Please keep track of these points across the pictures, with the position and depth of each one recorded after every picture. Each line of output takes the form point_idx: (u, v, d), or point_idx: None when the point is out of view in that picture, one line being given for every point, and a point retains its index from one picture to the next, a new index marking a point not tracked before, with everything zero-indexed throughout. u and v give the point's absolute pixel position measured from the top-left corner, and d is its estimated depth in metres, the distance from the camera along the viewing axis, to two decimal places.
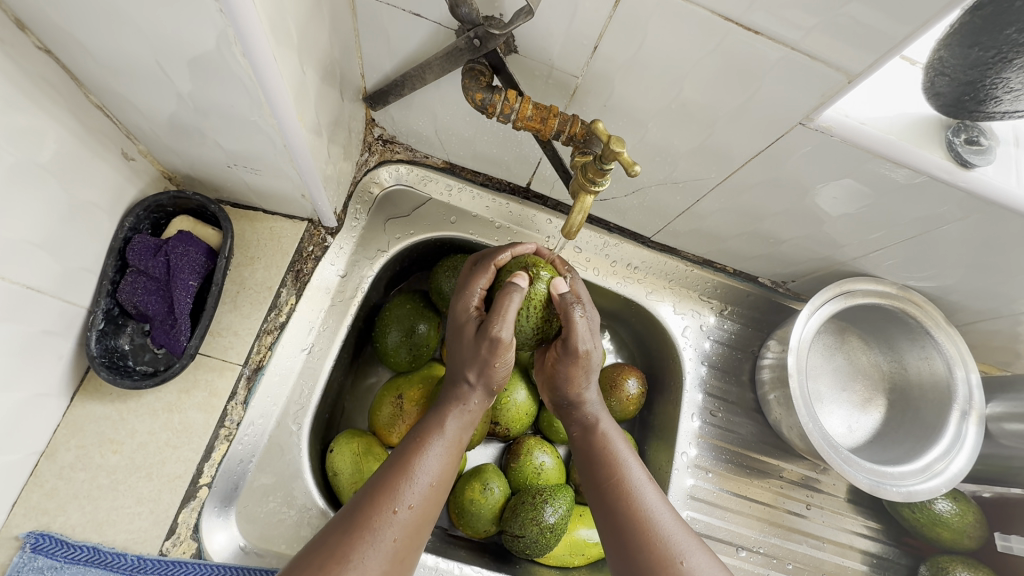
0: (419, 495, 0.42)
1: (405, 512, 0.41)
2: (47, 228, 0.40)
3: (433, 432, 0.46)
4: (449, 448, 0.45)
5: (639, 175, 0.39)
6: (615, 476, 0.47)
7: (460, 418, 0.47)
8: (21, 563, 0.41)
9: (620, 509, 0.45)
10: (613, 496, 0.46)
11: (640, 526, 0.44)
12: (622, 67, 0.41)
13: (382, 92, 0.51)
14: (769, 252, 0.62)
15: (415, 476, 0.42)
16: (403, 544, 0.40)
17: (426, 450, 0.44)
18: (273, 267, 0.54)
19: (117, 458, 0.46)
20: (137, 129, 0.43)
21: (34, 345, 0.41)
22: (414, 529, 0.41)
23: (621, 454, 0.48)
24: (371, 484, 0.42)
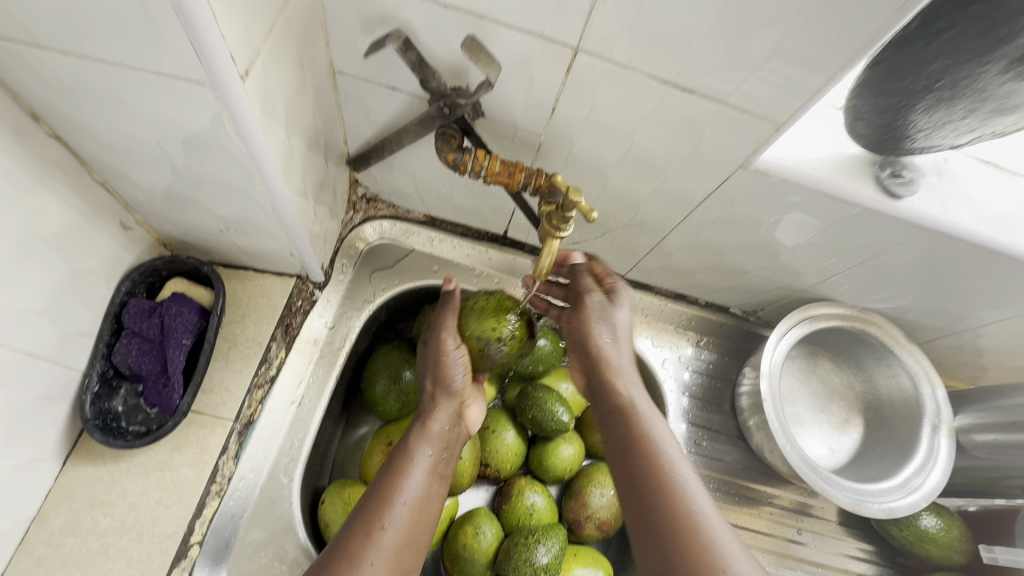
0: (398, 519, 0.47)
1: (388, 535, 0.46)
2: (49, 297, 0.41)
3: (407, 460, 0.51)
4: (427, 469, 0.51)
5: (597, 220, 0.42)
6: (651, 464, 0.44)
7: (433, 436, 0.53)
8: None
9: (670, 514, 0.41)
10: (648, 482, 0.43)
11: (680, 523, 0.40)
12: (578, 125, 0.46)
13: (365, 154, 0.55)
14: (737, 283, 0.65)
15: (392, 503, 0.48)
16: (388, 568, 0.45)
17: (404, 475, 0.50)
18: (263, 322, 0.56)
19: (107, 521, 0.46)
20: (137, 201, 0.46)
21: (31, 410, 0.42)
22: (399, 552, 0.46)
23: (663, 442, 0.46)
24: (351, 518, 0.47)
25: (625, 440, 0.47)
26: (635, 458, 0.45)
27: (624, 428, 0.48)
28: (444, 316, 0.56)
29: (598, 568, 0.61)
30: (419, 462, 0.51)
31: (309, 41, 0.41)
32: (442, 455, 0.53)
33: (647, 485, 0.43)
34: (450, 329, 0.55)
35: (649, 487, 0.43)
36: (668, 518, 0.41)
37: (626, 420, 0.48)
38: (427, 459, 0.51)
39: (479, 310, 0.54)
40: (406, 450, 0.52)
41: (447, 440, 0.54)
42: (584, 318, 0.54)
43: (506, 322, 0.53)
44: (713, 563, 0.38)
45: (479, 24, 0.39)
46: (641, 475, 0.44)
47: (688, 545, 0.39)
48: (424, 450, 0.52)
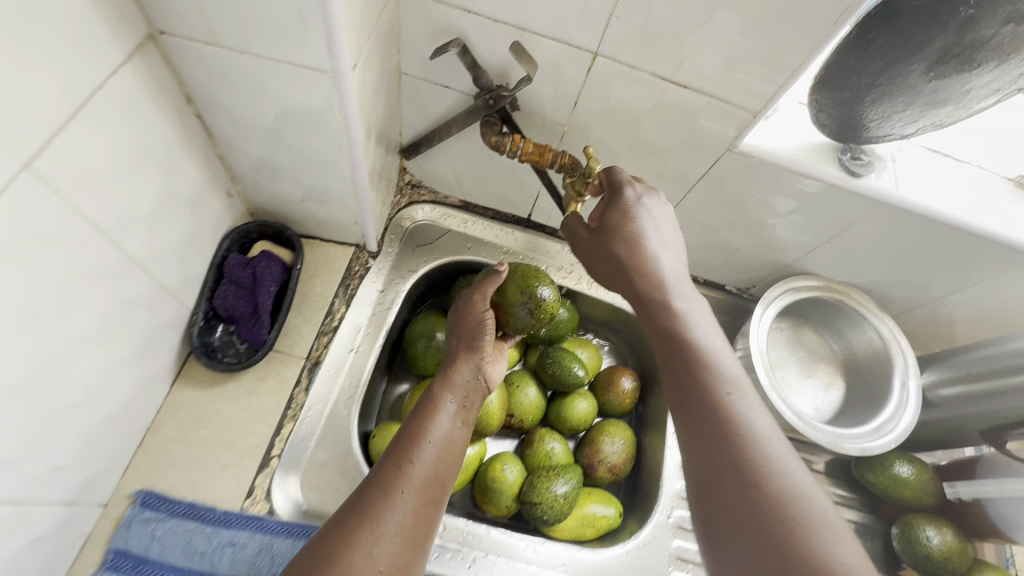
0: (427, 456, 0.48)
1: (418, 467, 0.46)
2: (180, 244, 0.52)
3: (433, 407, 0.53)
4: (452, 415, 0.53)
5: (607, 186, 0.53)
6: (695, 373, 0.43)
7: (456, 387, 0.56)
8: (133, 515, 0.51)
9: (716, 425, 0.39)
10: (694, 393, 0.42)
11: (726, 433, 0.39)
12: (596, 116, 0.57)
13: (415, 144, 0.67)
14: (730, 260, 0.76)
15: (422, 441, 0.49)
16: (417, 499, 0.44)
17: (433, 418, 0.52)
18: (328, 281, 0.67)
19: (207, 433, 0.56)
20: (242, 175, 0.57)
21: (158, 334, 0.53)
22: (428, 486, 0.46)
23: (711, 354, 0.44)
24: (385, 455, 0.48)
25: (670, 353, 0.45)
26: (683, 371, 0.43)
27: (674, 339, 0.46)
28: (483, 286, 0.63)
29: (609, 505, 0.68)
30: (444, 410, 0.53)
31: (388, 48, 0.53)
32: (465, 405, 0.55)
33: (694, 399, 0.41)
34: (488, 288, 0.63)
35: (693, 394, 0.42)
36: (713, 427, 0.39)
37: (674, 337, 0.46)
38: (450, 407, 0.54)
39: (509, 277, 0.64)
40: (432, 399, 0.54)
41: (467, 392, 0.57)
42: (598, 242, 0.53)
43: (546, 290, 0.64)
44: (755, 471, 0.36)
45: (522, 35, 0.50)
46: (689, 386, 0.43)
47: (732, 455, 0.37)
48: (448, 398, 0.54)
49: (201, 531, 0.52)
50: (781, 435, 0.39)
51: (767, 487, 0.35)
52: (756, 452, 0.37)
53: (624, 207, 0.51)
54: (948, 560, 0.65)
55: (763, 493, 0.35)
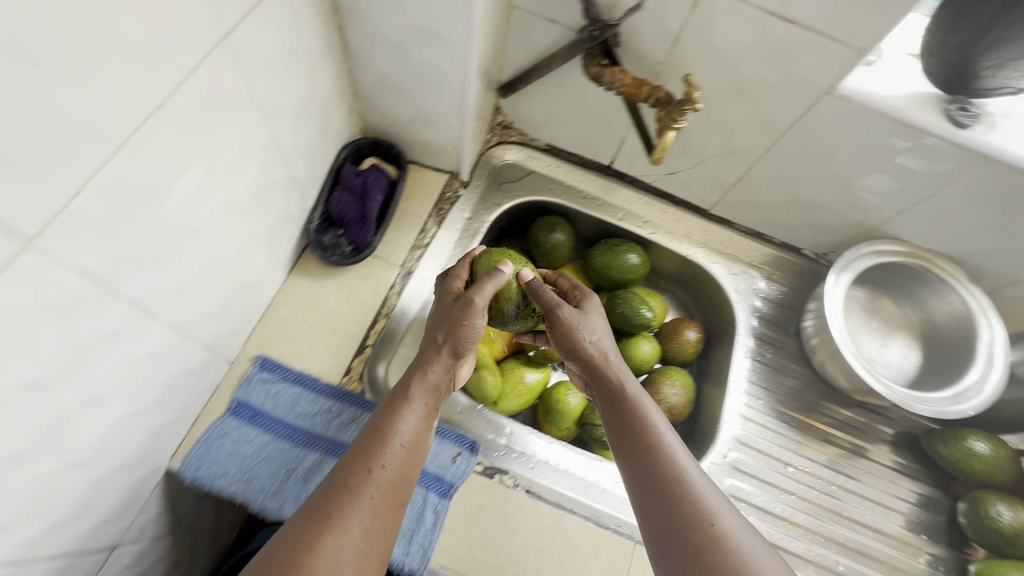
0: (394, 458, 0.47)
1: (386, 471, 0.46)
2: (311, 145, 0.60)
3: (402, 403, 0.50)
4: (421, 415, 0.50)
5: (702, 107, 0.54)
6: (654, 442, 0.50)
7: (428, 384, 0.52)
8: (253, 374, 0.59)
9: (669, 485, 0.47)
10: (653, 460, 0.49)
11: (682, 495, 0.47)
12: (695, 54, 0.60)
13: (514, 81, 0.71)
14: (811, 219, 0.76)
15: (388, 441, 0.47)
16: (383, 503, 0.45)
17: (401, 418, 0.49)
18: (424, 202, 0.73)
19: (314, 316, 0.64)
20: (364, 92, 0.64)
21: (285, 223, 0.61)
22: (394, 490, 0.46)
23: (660, 423, 0.52)
24: (349, 453, 0.47)
25: (622, 419, 0.53)
26: (635, 442, 0.51)
27: (626, 411, 0.53)
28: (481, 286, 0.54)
29: None
30: (412, 411, 0.50)
31: None
32: (433, 403, 0.52)
33: (650, 466, 0.49)
34: (499, 277, 0.55)
35: (651, 465, 0.49)
36: (674, 492, 0.47)
37: (630, 404, 0.53)
38: (419, 407, 0.51)
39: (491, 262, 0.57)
40: (402, 395, 0.51)
41: (437, 388, 0.53)
42: (568, 338, 0.56)
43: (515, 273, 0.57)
44: (705, 514, 0.45)
45: None
46: (638, 457, 0.50)
47: (688, 507, 0.46)
48: (418, 395, 0.51)
49: (306, 396, 0.59)
50: (718, 488, 0.48)
51: (714, 528, 0.45)
52: (703, 504, 0.46)
53: (573, 334, 0.56)
54: (1018, 538, 0.63)
55: (716, 529, 0.45)
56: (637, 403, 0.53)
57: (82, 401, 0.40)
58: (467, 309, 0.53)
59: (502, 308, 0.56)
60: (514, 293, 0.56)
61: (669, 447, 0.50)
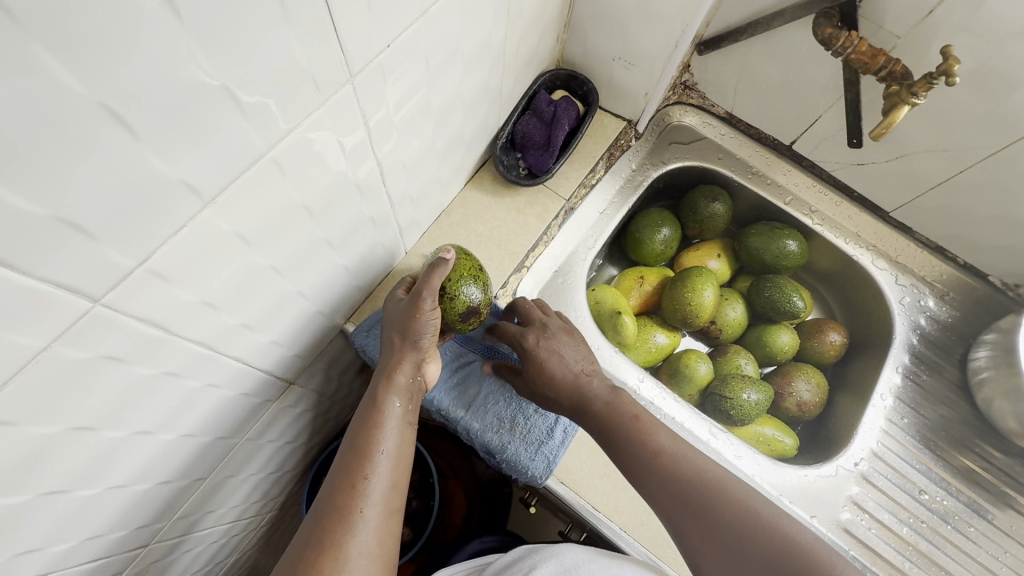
0: (381, 466, 0.47)
1: (374, 483, 0.45)
2: (522, 63, 0.62)
3: (379, 413, 0.50)
4: (399, 421, 0.50)
5: (957, 84, 0.49)
6: (645, 437, 0.51)
7: (400, 388, 0.52)
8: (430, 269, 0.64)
9: (668, 465, 0.48)
10: (652, 457, 0.49)
11: (686, 478, 0.47)
12: (948, 30, 0.55)
13: (720, 37, 0.70)
14: (1015, 243, 0.68)
15: (373, 452, 0.47)
16: (379, 513, 0.45)
17: (378, 426, 0.49)
18: (598, 145, 0.74)
19: (482, 229, 0.68)
20: (577, 22, 0.65)
21: (481, 134, 0.64)
22: (387, 497, 0.46)
23: (645, 414, 0.53)
24: (330, 477, 0.46)
25: (618, 428, 0.52)
26: (630, 444, 0.51)
27: (613, 419, 0.52)
28: (429, 276, 0.51)
29: (788, 435, 0.69)
30: (390, 415, 0.50)
31: None
32: (410, 407, 0.52)
33: (651, 460, 0.49)
34: (445, 266, 0.51)
35: (650, 459, 0.49)
36: (678, 479, 0.47)
37: (617, 413, 0.53)
38: (396, 410, 0.50)
39: (458, 274, 0.53)
40: (375, 405, 0.50)
41: (412, 393, 0.53)
42: (540, 366, 0.56)
43: (460, 282, 0.53)
44: (704, 481, 0.47)
45: None
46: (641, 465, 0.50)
47: (694, 484, 0.47)
48: (393, 401, 0.51)
49: None
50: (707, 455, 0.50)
51: (717, 488, 0.46)
52: (703, 473, 0.47)
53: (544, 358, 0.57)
54: None
55: (716, 489, 0.46)
56: (621, 409, 0.53)
57: (326, 240, 0.45)
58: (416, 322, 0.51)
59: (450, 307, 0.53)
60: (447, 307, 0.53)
61: (658, 435, 0.51)
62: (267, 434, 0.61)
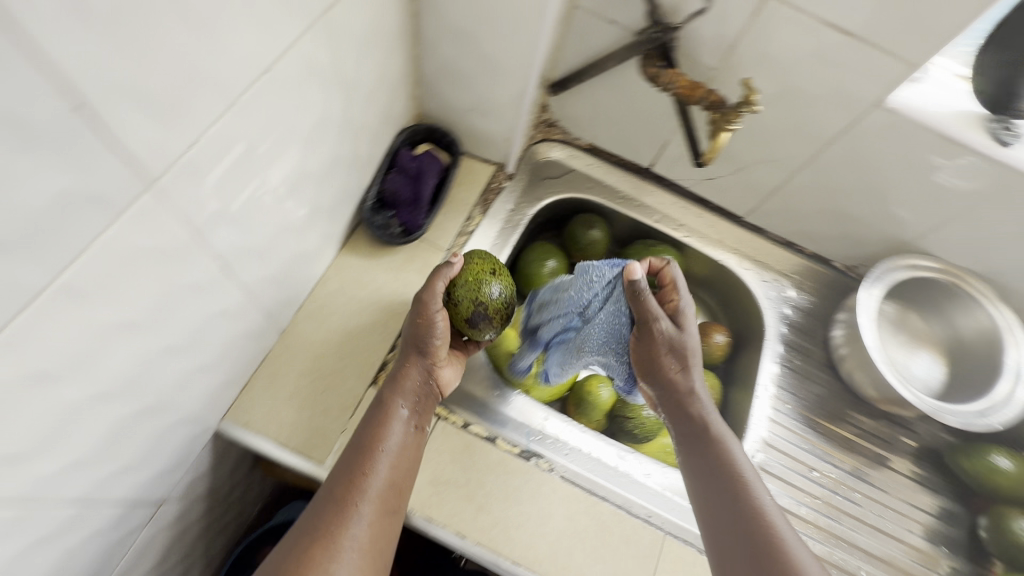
0: (382, 465, 0.51)
1: (374, 480, 0.50)
2: (375, 125, 0.62)
3: (389, 413, 0.54)
4: (404, 423, 0.55)
5: (760, 112, 0.56)
6: (726, 469, 0.54)
7: (407, 390, 0.56)
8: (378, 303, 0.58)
9: (731, 489, 0.53)
10: (718, 482, 0.54)
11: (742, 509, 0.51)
12: (750, 61, 0.62)
13: (566, 79, 0.74)
14: (845, 231, 0.78)
15: (376, 451, 0.52)
16: (374, 510, 0.49)
17: (384, 426, 0.53)
18: (471, 192, 0.75)
19: (362, 293, 0.65)
20: (426, 78, 0.66)
21: (344, 199, 0.62)
22: (382, 496, 0.50)
23: (735, 451, 0.56)
24: (335, 469, 0.52)
25: (711, 454, 0.56)
26: (710, 467, 0.55)
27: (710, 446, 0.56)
28: (432, 282, 0.57)
29: None
30: (396, 417, 0.54)
31: None
32: (416, 408, 0.57)
33: (722, 484, 0.53)
34: (447, 272, 0.57)
35: (721, 483, 0.53)
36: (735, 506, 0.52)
37: (710, 440, 0.57)
38: (402, 413, 0.55)
39: (466, 278, 0.56)
40: (382, 405, 0.55)
41: (419, 395, 0.57)
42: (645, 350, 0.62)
43: (488, 283, 0.56)
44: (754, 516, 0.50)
45: None
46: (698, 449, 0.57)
47: (755, 515, 0.50)
48: (400, 402, 0.56)
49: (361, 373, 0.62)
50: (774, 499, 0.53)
51: (772, 526, 0.49)
52: (752, 505, 0.51)
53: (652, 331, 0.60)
54: None
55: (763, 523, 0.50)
56: (710, 434, 0.57)
57: (163, 349, 0.41)
58: (427, 318, 0.56)
59: (475, 307, 0.55)
60: (478, 305, 0.55)
61: (745, 473, 0.54)
62: (143, 562, 0.54)
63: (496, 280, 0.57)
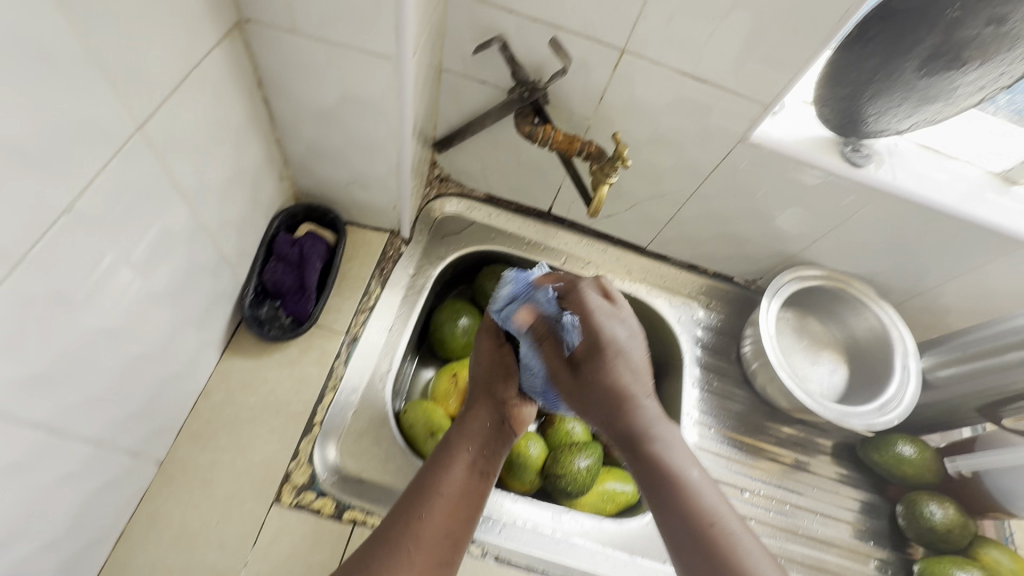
0: (436, 509, 0.50)
1: (427, 522, 0.49)
2: (240, 218, 0.57)
3: (452, 454, 0.55)
4: (465, 466, 0.54)
5: (630, 165, 0.57)
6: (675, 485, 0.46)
7: (470, 433, 0.57)
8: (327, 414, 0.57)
9: (683, 510, 0.45)
10: (668, 503, 0.46)
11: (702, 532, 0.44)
12: (620, 110, 0.63)
13: (448, 137, 0.72)
14: (740, 251, 0.81)
15: (433, 492, 0.51)
16: (422, 556, 0.47)
17: (447, 470, 0.53)
18: (365, 264, 0.71)
19: (253, 399, 0.60)
20: (294, 158, 0.62)
21: (215, 302, 0.56)
22: (434, 546, 0.48)
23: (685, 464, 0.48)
24: (392, 510, 0.50)
25: (660, 471, 0.47)
26: (656, 487, 0.47)
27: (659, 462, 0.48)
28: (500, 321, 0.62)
29: (627, 482, 0.72)
30: (459, 459, 0.54)
31: (435, 47, 0.58)
32: (479, 456, 0.56)
33: (670, 503, 0.46)
34: None
35: (671, 503, 0.46)
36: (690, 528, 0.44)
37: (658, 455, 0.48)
38: (464, 456, 0.55)
39: (518, 313, 0.57)
40: (447, 447, 0.56)
41: (484, 441, 0.57)
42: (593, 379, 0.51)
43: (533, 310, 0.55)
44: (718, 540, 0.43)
45: (558, 33, 0.56)
46: (653, 487, 0.47)
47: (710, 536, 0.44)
48: (463, 444, 0.56)
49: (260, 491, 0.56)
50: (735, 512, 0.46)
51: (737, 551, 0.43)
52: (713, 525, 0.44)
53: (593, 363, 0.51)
54: (951, 534, 0.68)
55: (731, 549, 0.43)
56: (657, 447, 0.48)
57: None
58: None
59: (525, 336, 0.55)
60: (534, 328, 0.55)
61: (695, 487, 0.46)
62: None
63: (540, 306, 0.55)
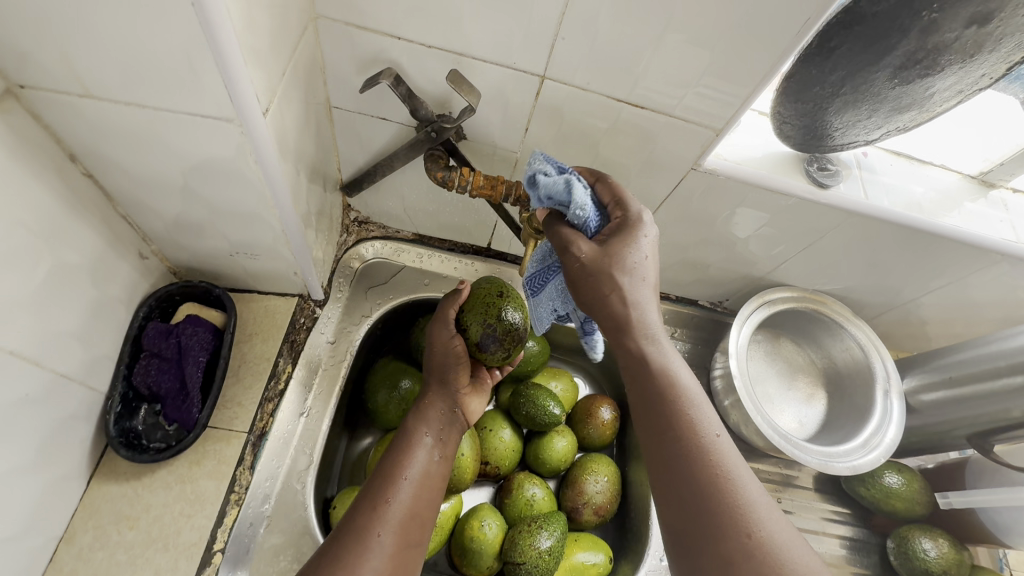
0: (404, 493, 0.46)
1: (395, 507, 0.44)
2: (83, 322, 0.45)
3: (414, 437, 0.50)
4: (430, 448, 0.50)
5: None
6: (682, 427, 0.38)
7: (431, 418, 0.52)
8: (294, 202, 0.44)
9: (691, 469, 0.36)
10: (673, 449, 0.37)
11: (708, 498, 0.35)
12: (550, 141, 0.53)
13: (357, 180, 0.61)
14: (702, 276, 0.73)
15: (399, 479, 0.46)
16: (395, 538, 0.43)
17: (405, 455, 0.48)
18: (269, 340, 0.60)
19: (133, 534, 0.49)
20: (154, 233, 0.50)
21: (61, 430, 0.45)
22: (406, 527, 0.44)
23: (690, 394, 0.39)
24: (357, 499, 0.46)
25: (659, 399, 0.39)
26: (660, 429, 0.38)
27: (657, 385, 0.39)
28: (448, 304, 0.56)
29: (598, 551, 0.64)
30: (421, 445, 0.50)
31: (313, 85, 0.47)
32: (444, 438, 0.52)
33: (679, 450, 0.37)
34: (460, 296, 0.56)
35: (679, 450, 0.37)
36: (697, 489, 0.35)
37: (656, 379, 0.40)
38: (427, 441, 0.50)
39: (472, 304, 0.55)
40: (406, 435, 0.50)
41: (446, 424, 0.53)
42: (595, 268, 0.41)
43: (501, 305, 0.54)
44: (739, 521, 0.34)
45: (459, 60, 0.45)
46: (657, 434, 0.38)
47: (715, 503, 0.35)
48: (424, 428, 0.51)
49: None
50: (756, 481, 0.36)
51: (753, 538, 0.33)
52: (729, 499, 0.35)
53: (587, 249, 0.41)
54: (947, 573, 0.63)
55: (753, 540, 0.33)
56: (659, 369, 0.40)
57: None
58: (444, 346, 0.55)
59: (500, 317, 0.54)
60: (497, 326, 0.53)
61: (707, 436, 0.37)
62: None
63: (511, 304, 0.55)
